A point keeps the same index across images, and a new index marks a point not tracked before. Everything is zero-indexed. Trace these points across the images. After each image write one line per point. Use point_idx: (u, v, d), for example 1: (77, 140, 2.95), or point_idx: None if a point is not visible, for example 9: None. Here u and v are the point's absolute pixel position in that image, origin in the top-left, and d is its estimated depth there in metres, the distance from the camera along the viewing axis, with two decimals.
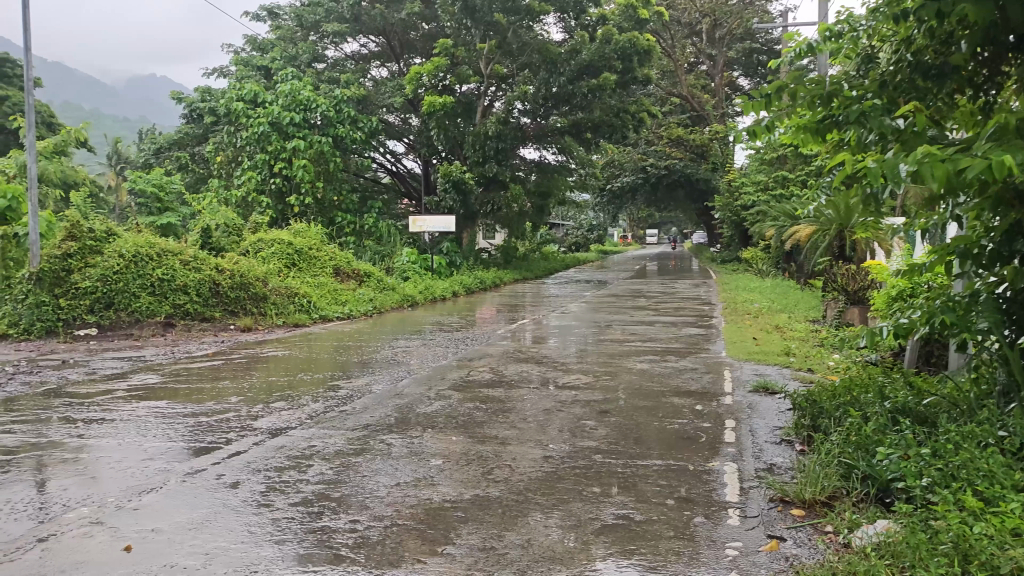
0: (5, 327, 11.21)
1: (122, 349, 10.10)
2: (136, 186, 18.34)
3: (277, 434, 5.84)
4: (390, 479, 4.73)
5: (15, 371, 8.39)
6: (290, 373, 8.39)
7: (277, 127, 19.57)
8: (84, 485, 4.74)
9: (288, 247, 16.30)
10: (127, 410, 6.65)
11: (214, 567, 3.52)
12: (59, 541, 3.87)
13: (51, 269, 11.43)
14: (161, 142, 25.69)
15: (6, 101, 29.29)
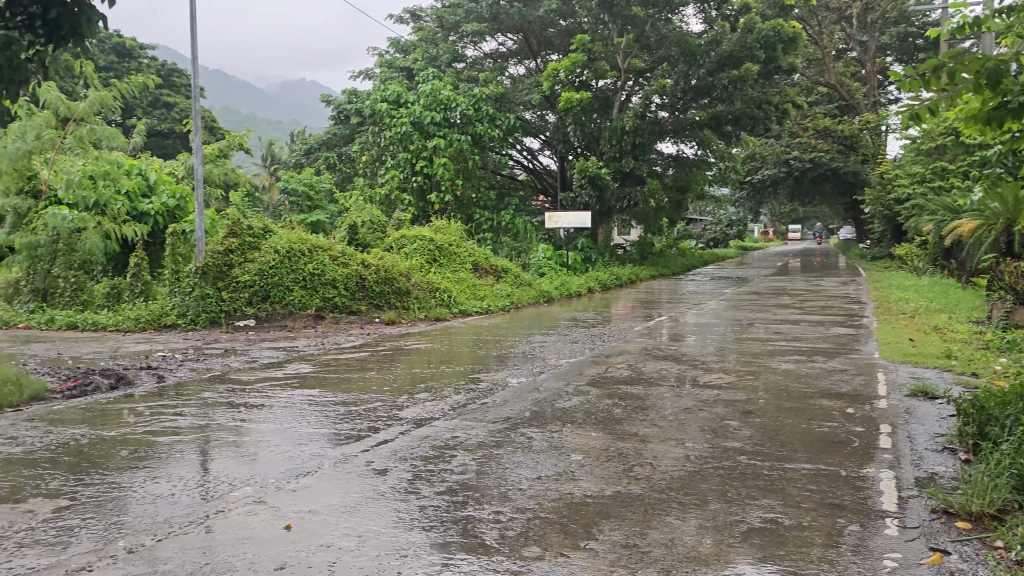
0: (175, 317, 12.15)
1: (277, 340, 10.70)
2: (289, 185, 19.40)
3: (421, 424, 6.02)
4: (532, 472, 4.78)
5: (184, 359, 9.05)
6: (432, 366, 8.65)
7: (418, 126, 20.20)
8: (246, 466, 5.06)
9: (430, 243, 16.77)
10: (285, 397, 7.05)
11: (366, 549, 3.67)
12: (226, 517, 4.15)
13: (215, 263, 12.23)
14: (311, 143, 27.06)
15: (174, 107, 31.61)
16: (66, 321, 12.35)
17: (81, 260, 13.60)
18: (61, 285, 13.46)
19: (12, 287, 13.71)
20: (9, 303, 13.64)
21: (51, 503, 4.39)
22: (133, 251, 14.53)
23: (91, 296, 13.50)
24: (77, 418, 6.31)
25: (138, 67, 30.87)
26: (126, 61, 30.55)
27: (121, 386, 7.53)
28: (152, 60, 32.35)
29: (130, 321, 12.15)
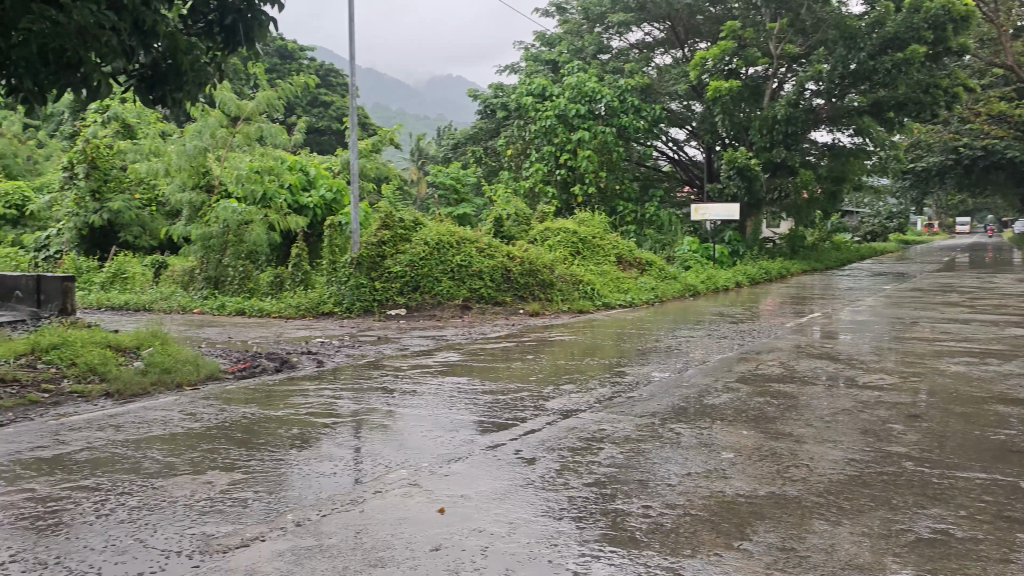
0: (332, 305, 12.72)
1: (426, 329, 11.05)
2: (437, 179, 19.96)
3: (568, 415, 6.06)
4: (681, 468, 4.71)
5: (341, 345, 9.51)
6: (578, 357, 8.68)
7: (563, 119, 20.29)
8: (400, 450, 5.26)
9: (574, 235, 16.81)
10: (435, 384, 7.29)
11: (517, 536, 3.74)
12: (383, 498, 4.33)
13: (368, 254, 12.77)
14: (459, 137, 27.69)
15: (331, 105, 33.21)
16: (235, 307, 13.20)
17: (247, 250, 14.54)
18: (230, 273, 14.41)
19: (187, 274, 14.79)
20: (185, 289, 14.72)
21: (226, 476, 4.72)
22: (294, 242, 15.40)
23: (257, 284, 14.35)
24: (247, 397, 6.77)
25: (298, 68, 32.56)
26: (288, 62, 32.31)
27: (284, 369, 8.01)
28: (312, 61, 34.07)
29: (292, 308, 12.83)
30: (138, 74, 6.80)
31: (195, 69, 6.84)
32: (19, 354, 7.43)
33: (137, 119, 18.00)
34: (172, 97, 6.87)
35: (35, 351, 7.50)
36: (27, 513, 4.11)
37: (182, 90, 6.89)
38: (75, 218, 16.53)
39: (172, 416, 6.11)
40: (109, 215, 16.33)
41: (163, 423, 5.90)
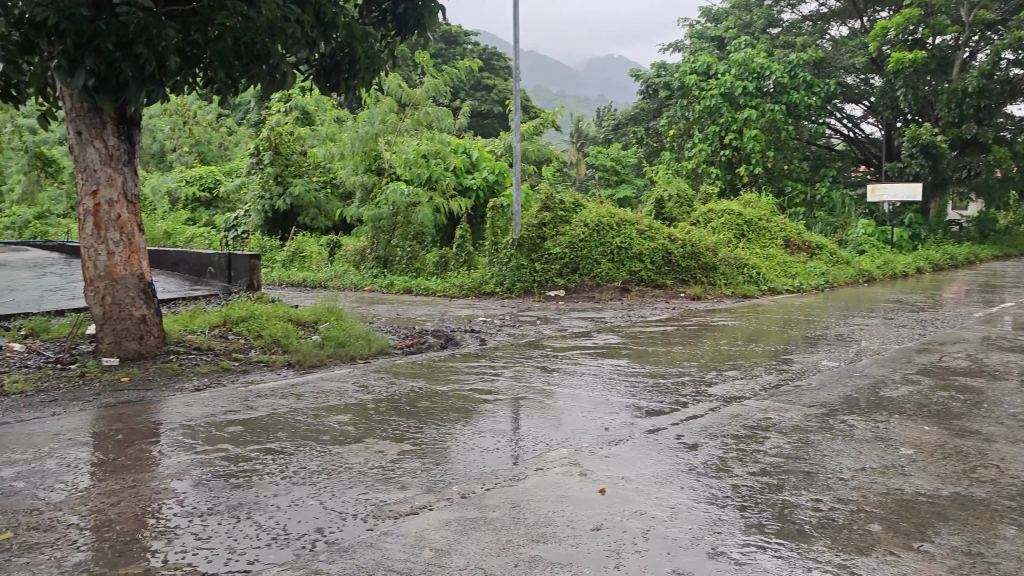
0: (493, 285, 13.00)
1: (586, 310, 11.10)
2: (598, 160, 19.94)
3: (732, 401, 5.91)
4: (855, 462, 4.48)
5: (503, 324, 9.72)
6: (741, 343, 8.44)
7: (728, 97, 19.71)
8: (561, 429, 5.33)
9: (738, 217, 16.30)
10: (595, 365, 7.32)
11: (679, 521, 3.70)
12: (545, 475, 4.40)
13: (529, 236, 12.95)
14: (620, 118, 27.46)
15: (493, 89, 33.82)
16: (403, 286, 13.76)
17: (414, 231, 15.11)
18: (399, 253, 15.03)
19: (359, 254, 15.55)
20: (357, 268, 15.51)
21: (397, 446, 4.96)
22: (458, 224, 15.86)
23: (423, 264, 14.90)
24: (414, 372, 7.07)
25: (463, 53, 33.36)
26: (453, 48, 33.15)
27: (449, 345, 8.30)
28: (475, 45, 34.77)
29: (456, 288, 13.22)
30: (316, 63, 7.18)
31: (369, 57, 7.16)
32: (214, 325, 8.12)
33: (316, 107, 19.10)
34: (347, 85, 7.23)
35: (227, 322, 8.17)
36: (223, 471, 4.49)
37: (356, 77, 7.22)
38: (260, 201, 17.77)
39: (347, 387, 6.48)
40: (290, 198, 17.44)
41: (339, 393, 6.28)
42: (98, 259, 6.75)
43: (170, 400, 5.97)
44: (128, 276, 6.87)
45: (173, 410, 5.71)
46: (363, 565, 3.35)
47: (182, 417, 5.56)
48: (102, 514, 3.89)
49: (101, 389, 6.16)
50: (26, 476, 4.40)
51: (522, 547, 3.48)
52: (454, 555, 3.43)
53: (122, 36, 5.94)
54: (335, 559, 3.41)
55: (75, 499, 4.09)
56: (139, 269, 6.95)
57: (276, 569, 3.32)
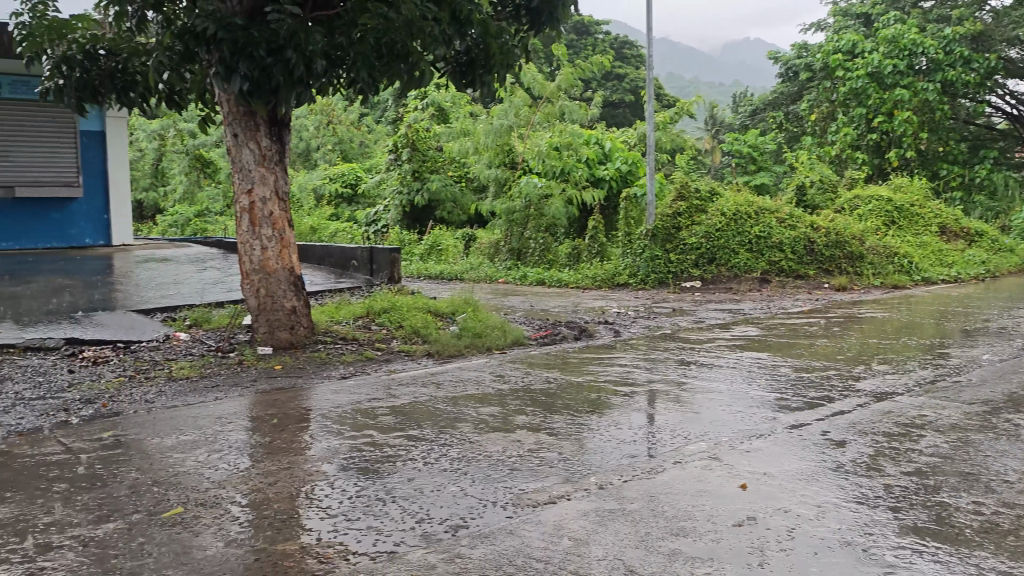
0: (627, 276, 12.91)
1: (723, 301, 10.82)
2: (734, 147, 19.39)
3: (882, 398, 5.62)
4: (1021, 464, 4.18)
5: (637, 315, 9.64)
6: (892, 336, 8.00)
7: (876, 78, 18.75)
8: (699, 422, 5.23)
9: (888, 203, 15.42)
10: (734, 358, 7.14)
11: (826, 520, 3.57)
12: (684, 468, 4.35)
13: (663, 226, 12.72)
14: (758, 104, 26.57)
15: (625, 78, 33.48)
16: (536, 278, 13.87)
17: (547, 223, 15.21)
18: (532, 245, 15.16)
19: (493, 246, 15.77)
20: (491, 260, 15.73)
21: (534, 436, 5.02)
22: (591, 215, 15.82)
23: (556, 256, 14.98)
24: (548, 363, 7.13)
25: (594, 43, 33.20)
26: (584, 39, 33.04)
27: (583, 337, 8.30)
28: (607, 35, 34.50)
29: (589, 279, 13.20)
30: (453, 60, 7.32)
31: (504, 52, 7.25)
32: (358, 316, 8.47)
33: (451, 103, 19.51)
34: (482, 80, 7.35)
35: (369, 313, 8.50)
36: (368, 456, 4.69)
37: (490, 72, 7.32)
38: (399, 196, 18.35)
39: (483, 376, 6.61)
40: (427, 193, 17.92)
41: (476, 383, 6.41)
42: (254, 255, 7.19)
43: (319, 387, 6.29)
44: (280, 270, 7.28)
45: (322, 397, 6.02)
46: (503, 551, 3.42)
47: (330, 404, 5.84)
48: (260, 493, 4.15)
49: (257, 376, 6.56)
50: (194, 455, 4.75)
51: (661, 541, 3.45)
52: (593, 545, 3.45)
53: (273, 42, 6.27)
54: (477, 544, 3.50)
55: (237, 478, 4.38)
56: (290, 263, 7.34)
57: (421, 551, 3.44)
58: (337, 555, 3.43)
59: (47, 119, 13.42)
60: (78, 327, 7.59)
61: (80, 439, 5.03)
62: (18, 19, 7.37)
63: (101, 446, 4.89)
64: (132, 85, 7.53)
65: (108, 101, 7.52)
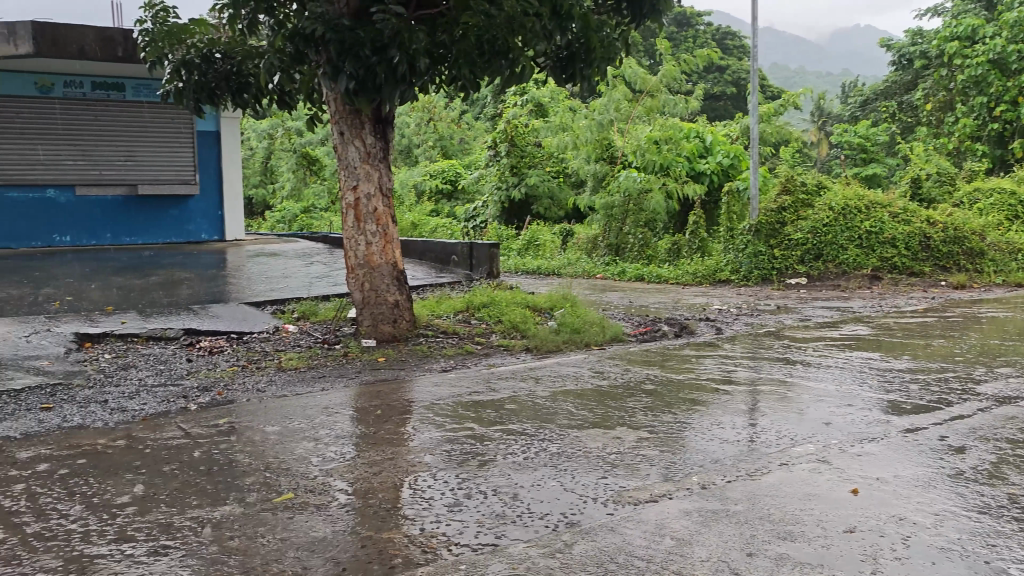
0: (729, 273, 12.64)
1: (831, 299, 10.46)
2: (843, 139, 18.72)
3: (1005, 402, 5.32)
4: None
5: (740, 313, 9.42)
6: (1016, 337, 7.55)
7: (998, 63, 17.69)
8: (805, 423, 5.08)
9: (1011, 197, 14.63)
10: (843, 358, 6.89)
11: (944, 529, 3.41)
12: (790, 471, 4.23)
13: (767, 221, 12.41)
14: (868, 94, 25.55)
15: (727, 70, 32.73)
16: (635, 273, 13.74)
17: (646, 218, 15.04)
18: (631, 240, 15.02)
19: (590, 242, 15.69)
20: (589, 256, 15.63)
21: (634, 433, 4.98)
22: (692, 210, 15.56)
23: (655, 251, 14.83)
24: (648, 359, 7.06)
25: (696, 35, 32.60)
26: (685, 31, 32.48)
27: (683, 334, 8.16)
28: (708, 26, 33.81)
29: (689, 275, 13.00)
30: (553, 55, 7.30)
31: (605, 45, 7.18)
32: (458, 311, 8.59)
33: (550, 99, 19.53)
34: (583, 74, 7.30)
35: (469, 308, 8.60)
36: (469, 449, 4.74)
37: (591, 66, 7.26)
38: (498, 192, 18.51)
39: (582, 372, 6.60)
40: (526, 189, 18.00)
41: (575, 378, 6.41)
42: (358, 250, 7.38)
43: (420, 380, 6.41)
44: (384, 265, 7.44)
45: (424, 389, 6.13)
46: (605, 548, 3.41)
47: (432, 396, 5.95)
48: (365, 482, 4.26)
49: (361, 368, 6.74)
50: (303, 443, 4.92)
51: (767, 544, 3.37)
52: (697, 545, 3.39)
53: (377, 41, 6.40)
54: (578, 540, 3.49)
55: (344, 467, 4.51)
56: (393, 258, 7.49)
57: (522, 545, 3.47)
58: (440, 545, 3.49)
59: (167, 120, 14.14)
60: (195, 319, 7.96)
61: (197, 425, 5.29)
62: (142, 25, 7.77)
63: (217, 432, 5.13)
64: (246, 87, 7.85)
65: (223, 101, 7.90)
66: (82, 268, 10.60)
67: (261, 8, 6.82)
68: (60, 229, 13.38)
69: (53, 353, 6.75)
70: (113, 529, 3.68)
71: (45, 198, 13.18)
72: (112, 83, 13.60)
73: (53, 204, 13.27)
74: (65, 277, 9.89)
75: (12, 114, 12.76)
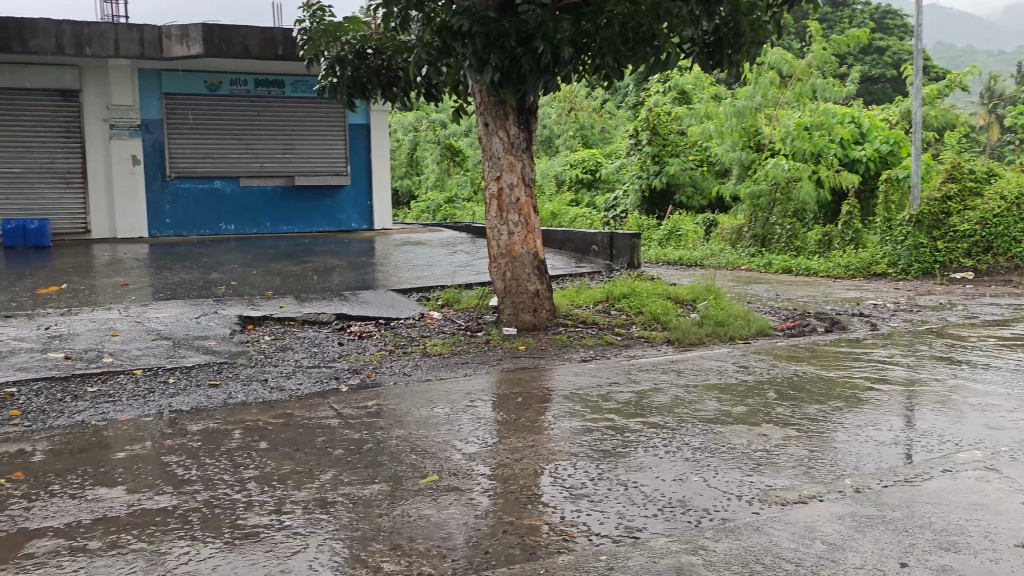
0: (885, 266, 11.97)
1: (1002, 296, 9.69)
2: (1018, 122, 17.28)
3: None
4: None
5: (897, 308, 8.90)
6: None
7: None
8: (971, 428, 4.74)
9: None
10: (1015, 359, 6.38)
11: None
12: (954, 478, 3.96)
13: (930, 212, 11.59)
14: None
15: (887, 51, 30.91)
16: (781, 266, 13.24)
17: (795, 208, 14.46)
18: (778, 231, 14.48)
19: (735, 232, 15.22)
20: (733, 247, 15.17)
21: (782, 431, 4.80)
22: (845, 200, 14.82)
23: (805, 242, 14.20)
24: (796, 355, 6.79)
25: (852, 15, 30.99)
26: (841, 11, 30.93)
27: (835, 330, 7.80)
28: (867, 5, 32.05)
29: (841, 268, 12.37)
30: (700, 41, 7.11)
31: (755, 28, 6.92)
32: (598, 302, 8.55)
33: (694, 86, 19.13)
34: (731, 60, 7.04)
35: (610, 298, 8.56)
36: (610, 439, 4.74)
37: (740, 51, 7.01)
38: (638, 181, 18.27)
39: (726, 366, 6.43)
40: (667, 177, 17.66)
41: (719, 372, 6.25)
42: (501, 239, 7.49)
43: (561, 369, 6.45)
44: (525, 254, 7.52)
45: (564, 378, 6.17)
46: (751, 548, 3.31)
47: (572, 385, 5.96)
48: (507, 468, 4.33)
49: (503, 355, 6.85)
50: (447, 427, 5.06)
51: (928, 554, 3.18)
52: (849, 551, 3.24)
53: (522, 32, 6.46)
54: (722, 537, 3.42)
55: (487, 452, 4.60)
56: (535, 248, 7.56)
57: (664, 539, 3.43)
58: (579, 534, 3.50)
59: (322, 114, 14.80)
60: (347, 304, 8.34)
61: (349, 405, 5.54)
62: (301, 25, 8.17)
63: (367, 413, 5.36)
64: (395, 80, 8.16)
65: (375, 95, 8.24)
66: (245, 255, 11.30)
67: (411, 5, 7.02)
68: (226, 219, 14.35)
69: (220, 333, 7.26)
70: (273, 501, 3.92)
71: (213, 189, 14.20)
72: (273, 80, 14.37)
73: (220, 194, 14.26)
74: (231, 263, 10.59)
75: (185, 112, 13.82)
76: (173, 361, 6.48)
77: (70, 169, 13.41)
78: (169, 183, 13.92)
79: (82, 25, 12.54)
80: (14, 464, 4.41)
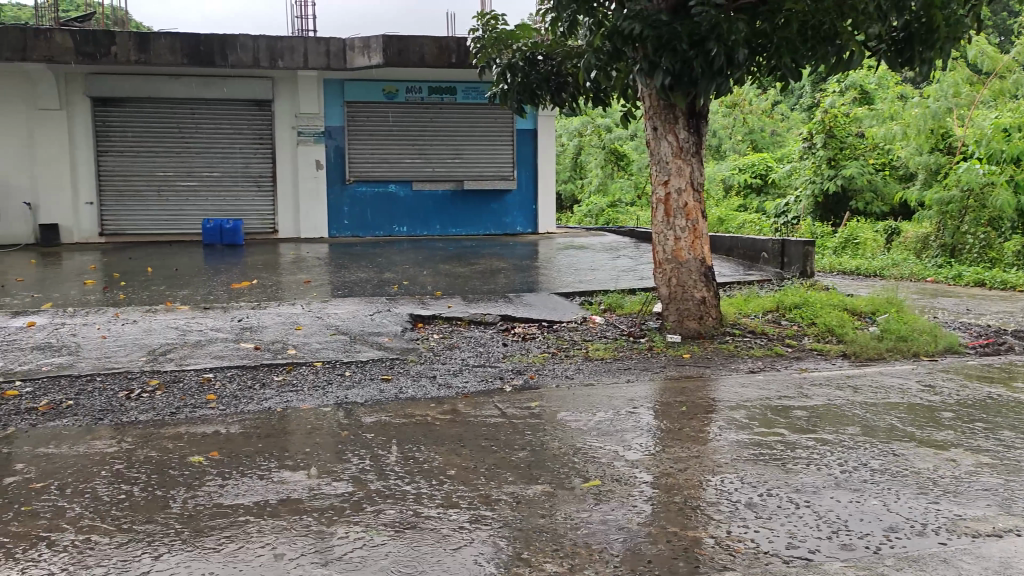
0: None
1: None
2: None
3: None
4: None
5: None
6: None
7: None
8: None
9: None
10: None
11: None
12: None
13: None
14: None
15: None
16: (973, 278, 12.26)
17: (990, 216, 13.36)
18: (970, 240, 13.43)
19: (921, 241, 14.25)
20: (918, 256, 14.19)
21: (973, 457, 4.44)
22: None
23: (1001, 253, 13.13)
24: (989, 376, 6.25)
25: None
26: None
27: None
28: None
29: None
30: (887, 39, 6.71)
31: (951, 23, 6.42)
32: (767, 311, 8.26)
33: (876, 86, 18.10)
34: (923, 57, 6.59)
35: (782, 308, 8.24)
36: (778, 455, 4.56)
37: (933, 48, 6.54)
38: (811, 185, 17.47)
39: (908, 385, 6.01)
40: (843, 181, 16.80)
41: (900, 391, 5.85)
42: (667, 244, 7.39)
43: (727, 378, 6.28)
44: (692, 260, 7.38)
45: (730, 389, 5.99)
46: None
47: (739, 397, 5.79)
48: (670, 477, 4.27)
49: (666, 363, 6.76)
50: (608, 432, 5.05)
51: None
52: None
53: (696, 34, 6.32)
54: (905, 567, 3.20)
55: (649, 460, 4.54)
56: (701, 253, 7.39)
57: (841, 564, 3.25)
58: (748, 551, 3.39)
59: (490, 120, 15.16)
60: (511, 306, 8.50)
61: (512, 405, 5.65)
62: (475, 33, 8.40)
63: (529, 414, 5.44)
64: (564, 85, 8.22)
65: (544, 101, 8.32)
66: (415, 255, 11.78)
67: (582, 9, 7.04)
68: (399, 220, 14.99)
69: (393, 330, 7.59)
70: (440, 495, 4.05)
71: (387, 192, 14.89)
72: (445, 87, 14.85)
73: (394, 197, 14.93)
74: (402, 263, 11.06)
75: (364, 119, 14.58)
76: (349, 354, 6.84)
77: (262, 173, 14.50)
78: (348, 186, 14.73)
79: (275, 39, 13.50)
80: (210, 445, 4.80)
